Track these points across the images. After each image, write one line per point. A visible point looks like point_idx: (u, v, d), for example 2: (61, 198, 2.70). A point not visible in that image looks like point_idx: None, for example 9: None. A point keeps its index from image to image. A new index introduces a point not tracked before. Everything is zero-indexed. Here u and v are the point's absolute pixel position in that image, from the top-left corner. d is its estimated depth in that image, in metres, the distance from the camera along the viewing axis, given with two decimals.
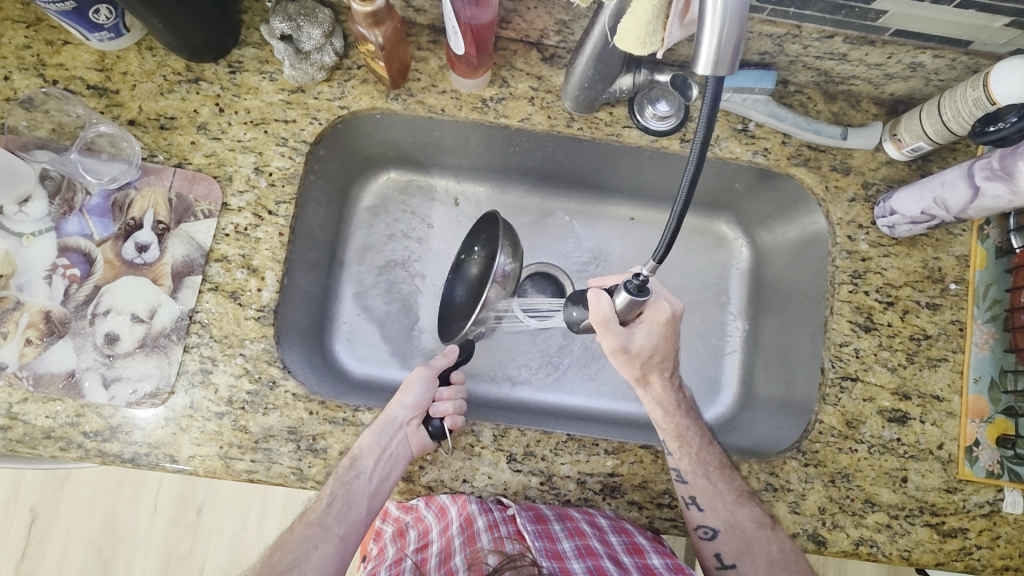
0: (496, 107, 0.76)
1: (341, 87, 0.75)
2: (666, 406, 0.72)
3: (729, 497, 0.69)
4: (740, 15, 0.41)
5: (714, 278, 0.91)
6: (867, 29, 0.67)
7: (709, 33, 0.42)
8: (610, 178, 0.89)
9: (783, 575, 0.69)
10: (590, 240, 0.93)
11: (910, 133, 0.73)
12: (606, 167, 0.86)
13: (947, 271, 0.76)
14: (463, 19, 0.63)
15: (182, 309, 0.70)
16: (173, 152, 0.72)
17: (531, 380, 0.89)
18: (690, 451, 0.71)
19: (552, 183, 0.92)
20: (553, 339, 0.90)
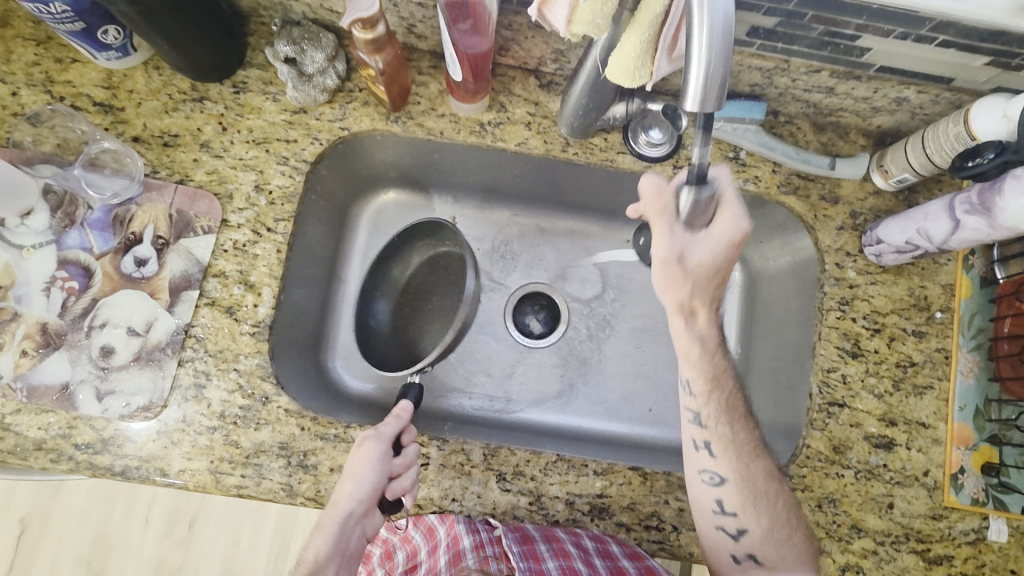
0: (494, 131, 0.78)
1: (342, 108, 0.77)
2: (706, 343, 0.66)
3: (747, 447, 0.69)
4: (726, 53, 0.43)
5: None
6: (853, 65, 0.70)
7: (697, 75, 0.43)
8: (605, 201, 0.91)
9: (784, 531, 0.68)
10: (585, 261, 0.94)
11: (896, 165, 0.75)
12: (601, 190, 0.87)
13: (933, 299, 0.78)
14: (461, 49, 0.64)
15: (178, 323, 0.71)
16: (175, 169, 0.74)
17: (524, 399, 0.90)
18: (720, 396, 0.68)
19: (549, 205, 0.93)
20: (547, 359, 0.91)
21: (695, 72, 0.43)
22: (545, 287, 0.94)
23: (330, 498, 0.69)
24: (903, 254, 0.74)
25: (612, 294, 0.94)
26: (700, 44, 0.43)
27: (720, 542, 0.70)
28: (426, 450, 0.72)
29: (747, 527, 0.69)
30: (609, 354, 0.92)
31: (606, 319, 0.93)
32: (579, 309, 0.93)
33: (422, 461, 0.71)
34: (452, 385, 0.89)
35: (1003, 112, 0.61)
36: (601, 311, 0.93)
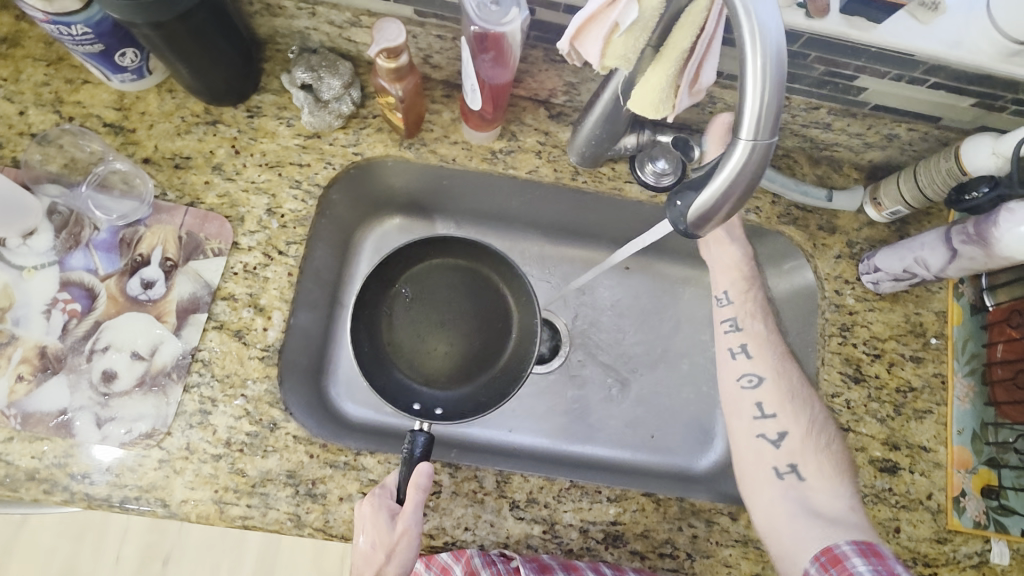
0: (505, 158, 0.80)
1: (356, 134, 0.78)
2: (745, 247, 0.77)
3: (779, 349, 0.74)
4: (781, 82, 0.43)
5: (706, 329, 0.96)
6: (850, 103, 0.74)
7: (753, 102, 0.43)
8: (609, 229, 0.92)
9: (819, 441, 0.71)
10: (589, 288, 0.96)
11: (889, 197, 0.78)
12: (606, 218, 0.89)
13: (928, 325, 0.81)
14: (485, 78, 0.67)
15: (185, 347, 0.69)
16: (185, 191, 0.73)
17: (530, 425, 0.89)
18: (753, 298, 0.76)
19: (553, 232, 0.95)
20: (552, 385, 0.91)
21: (751, 101, 0.43)
22: (550, 313, 0.95)
23: (340, 529, 0.67)
24: (894, 282, 0.78)
25: (616, 320, 0.95)
26: (754, 75, 0.43)
27: (760, 449, 0.71)
28: (438, 478, 0.70)
29: (787, 429, 0.71)
30: (612, 380, 0.93)
31: (610, 345, 0.94)
32: (584, 334, 0.94)
33: (434, 488, 0.70)
34: None
35: (992, 148, 0.65)
36: (605, 337, 0.94)
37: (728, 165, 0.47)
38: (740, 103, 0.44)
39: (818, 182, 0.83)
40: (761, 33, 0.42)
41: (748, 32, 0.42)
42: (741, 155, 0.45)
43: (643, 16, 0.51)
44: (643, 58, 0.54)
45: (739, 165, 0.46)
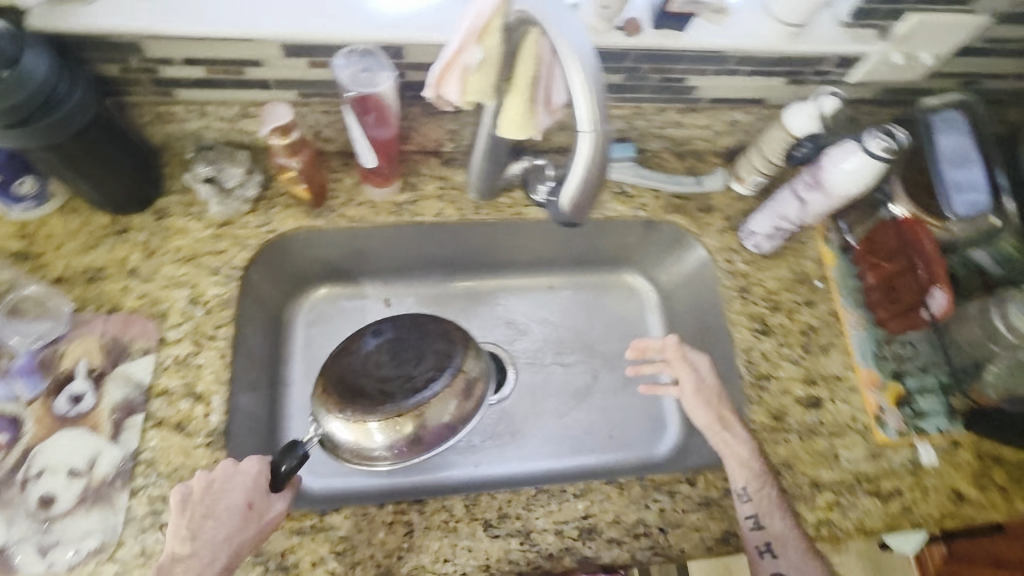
0: (410, 208, 0.87)
1: (265, 214, 0.82)
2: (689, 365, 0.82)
3: (745, 453, 0.77)
4: (599, 84, 0.51)
5: (634, 324, 1.03)
6: (690, 101, 0.86)
7: (584, 101, 0.51)
8: (522, 254, 1.00)
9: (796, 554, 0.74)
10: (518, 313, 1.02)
11: (747, 171, 0.91)
12: (517, 244, 0.97)
13: (810, 272, 0.92)
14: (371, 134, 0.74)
15: (125, 452, 0.68)
16: (103, 301, 0.74)
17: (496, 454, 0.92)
18: (691, 390, 0.81)
19: (474, 268, 1.01)
20: (506, 410, 0.95)
21: (583, 102, 0.51)
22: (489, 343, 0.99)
23: None
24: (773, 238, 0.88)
25: (551, 337, 1.01)
26: (579, 80, 0.51)
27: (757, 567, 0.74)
28: (408, 517, 0.71)
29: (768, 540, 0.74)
30: (560, 392, 0.97)
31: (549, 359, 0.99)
32: (524, 356, 0.99)
33: (406, 529, 0.70)
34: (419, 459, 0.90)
35: (808, 113, 0.78)
36: (543, 352, 1.00)
37: (581, 157, 0.54)
38: (574, 105, 0.51)
39: (687, 172, 0.94)
40: (575, 48, 0.51)
41: (565, 52, 0.50)
42: (590, 146, 0.53)
43: (489, 54, 0.58)
44: (500, 89, 0.62)
45: (590, 155, 0.53)
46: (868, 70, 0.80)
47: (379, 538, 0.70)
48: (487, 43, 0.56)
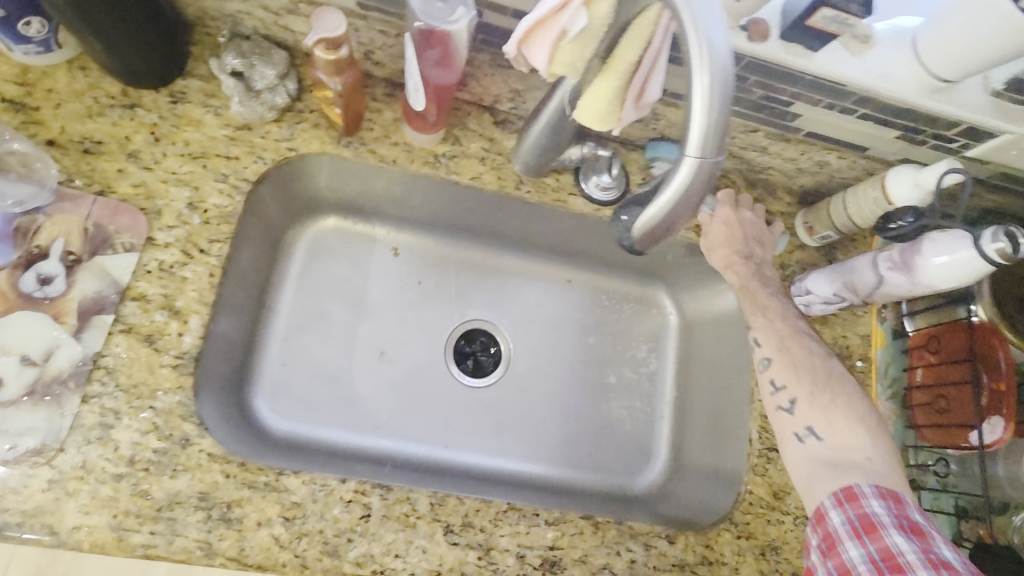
0: (448, 163, 0.75)
1: (290, 129, 0.72)
2: None
3: None
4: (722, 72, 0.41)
5: (644, 345, 1.03)
6: (785, 128, 0.75)
7: (699, 124, 0.41)
8: (537, 238, 1.00)
9: None
10: (533, 298, 1.02)
11: (822, 223, 0.81)
12: (539, 228, 0.97)
13: (854, 348, 0.85)
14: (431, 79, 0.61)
15: (86, 351, 0.62)
16: (95, 179, 0.66)
17: (489, 442, 0.94)
18: None
19: (491, 242, 1.01)
20: (506, 396, 0.97)
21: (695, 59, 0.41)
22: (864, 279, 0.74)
23: (256, 557, 0.62)
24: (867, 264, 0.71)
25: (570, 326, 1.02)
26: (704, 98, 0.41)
27: None
28: (367, 500, 0.67)
29: None
30: (569, 382, 0.99)
31: (542, 348, 1.00)
32: (524, 346, 1.00)
33: (362, 512, 0.66)
34: (389, 422, 0.92)
35: (914, 180, 0.67)
36: (540, 340, 1.01)
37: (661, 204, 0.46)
38: (695, 128, 0.42)
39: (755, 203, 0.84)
40: (711, 49, 0.40)
41: (696, 36, 0.40)
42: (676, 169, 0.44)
43: (592, 23, 0.48)
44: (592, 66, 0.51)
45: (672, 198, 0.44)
46: (993, 148, 0.71)
47: (332, 515, 0.65)
48: (594, 8, 0.46)
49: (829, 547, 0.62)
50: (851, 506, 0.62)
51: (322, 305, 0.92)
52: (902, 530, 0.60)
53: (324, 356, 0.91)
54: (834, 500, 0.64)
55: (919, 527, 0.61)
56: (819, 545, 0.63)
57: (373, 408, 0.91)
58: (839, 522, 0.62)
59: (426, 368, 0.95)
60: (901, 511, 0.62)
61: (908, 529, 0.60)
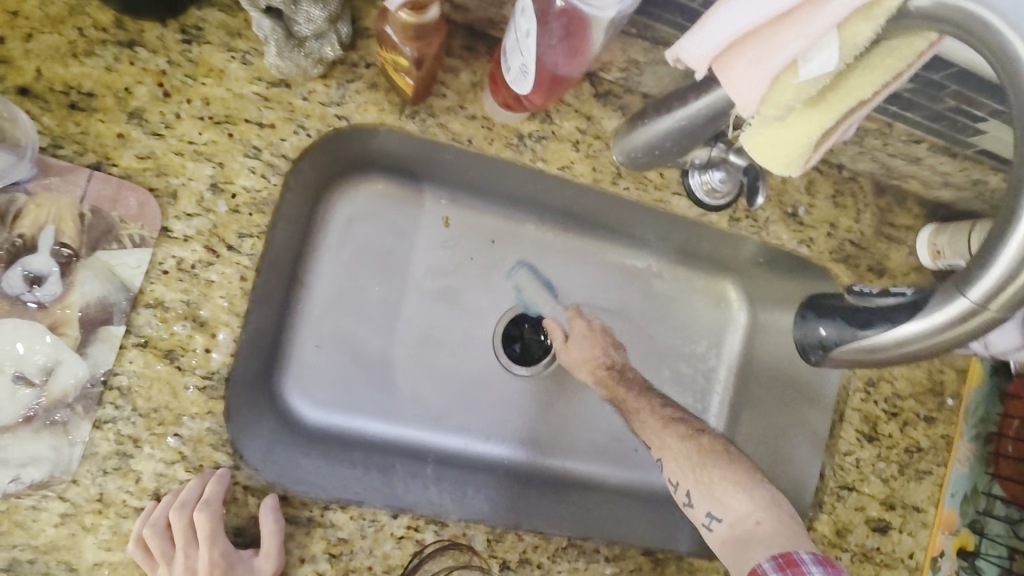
0: (535, 146, 0.62)
1: (341, 89, 0.57)
2: None
3: None
4: None
5: (704, 341, 0.87)
6: (955, 141, 0.63)
7: (996, 272, 0.37)
8: (603, 217, 0.82)
9: None
10: (592, 279, 0.85)
11: (954, 249, 0.70)
12: (607, 208, 0.79)
13: (947, 385, 0.77)
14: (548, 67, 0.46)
15: (93, 370, 0.51)
16: (90, 146, 0.51)
17: (538, 441, 0.84)
18: None
19: (548, 214, 0.84)
20: (558, 384, 0.86)
21: None
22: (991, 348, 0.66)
23: None
24: (1015, 321, 0.63)
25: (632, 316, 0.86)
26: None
27: None
28: (420, 536, 0.60)
29: None
30: None
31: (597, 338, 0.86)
32: None
33: (415, 548, 0.59)
34: (430, 411, 0.81)
35: None
36: None
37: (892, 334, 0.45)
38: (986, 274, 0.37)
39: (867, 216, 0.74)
40: None
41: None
42: (932, 304, 0.42)
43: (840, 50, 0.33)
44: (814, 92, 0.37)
45: (918, 335, 0.43)
46: None
47: (382, 552, 0.58)
48: (847, 33, 0.33)
49: None
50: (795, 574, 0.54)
51: (360, 279, 0.79)
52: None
53: (360, 338, 0.79)
54: (775, 565, 0.56)
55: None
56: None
57: (414, 397, 0.81)
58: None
59: (473, 352, 0.83)
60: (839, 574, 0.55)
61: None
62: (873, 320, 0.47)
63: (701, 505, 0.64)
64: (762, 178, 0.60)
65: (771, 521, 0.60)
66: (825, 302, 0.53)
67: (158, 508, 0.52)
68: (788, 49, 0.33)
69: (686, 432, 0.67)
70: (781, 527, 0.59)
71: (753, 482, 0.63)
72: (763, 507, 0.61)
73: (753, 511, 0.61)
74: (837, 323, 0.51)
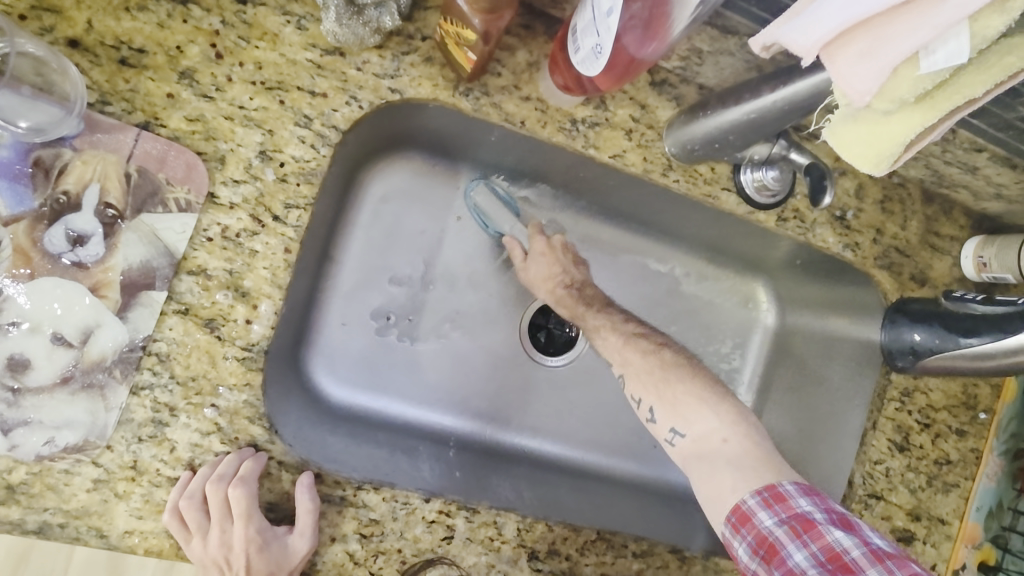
0: (587, 132, 0.61)
1: (395, 61, 0.55)
2: None
3: None
4: None
5: (730, 341, 0.85)
6: (1016, 152, 0.61)
7: None
8: (640, 211, 0.79)
9: None
10: (622, 274, 0.82)
11: (1002, 264, 0.68)
12: (647, 201, 0.76)
13: (981, 399, 0.77)
14: (629, 48, 0.44)
15: (132, 335, 0.50)
16: (138, 105, 0.50)
17: (558, 434, 0.82)
18: None
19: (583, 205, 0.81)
20: (581, 378, 0.84)
21: None
22: None
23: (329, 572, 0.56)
24: None
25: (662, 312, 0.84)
26: None
27: None
28: (451, 521, 0.60)
29: None
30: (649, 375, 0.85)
31: None
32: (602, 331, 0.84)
33: (445, 533, 0.60)
34: (451, 398, 0.80)
35: None
36: None
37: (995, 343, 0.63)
38: None
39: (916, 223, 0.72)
40: None
41: None
42: None
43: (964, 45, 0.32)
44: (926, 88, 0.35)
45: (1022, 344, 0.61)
46: None
47: (413, 535, 0.59)
48: (977, 25, 0.31)
49: (770, 555, 0.51)
50: (782, 507, 0.51)
51: (389, 260, 0.77)
52: (835, 523, 0.51)
53: (385, 318, 0.77)
54: (760, 500, 0.52)
55: (849, 518, 0.52)
56: (754, 552, 0.52)
57: (437, 383, 0.79)
58: (770, 524, 0.51)
59: (498, 342, 0.81)
60: (828, 505, 0.52)
61: (840, 522, 0.51)
62: (975, 328, 0.64)
63: (665, 421, 0.60)
64: (827, 177, 0.53)
65: (737, 440, 0.56)
66: (915, 311, 0.71)
67: (194, 480, 0.52)
68: (907, 40, 0.31)
69: (648, 348, 0.63)
70: (748, 443, 0.55)
71: (718, 398, 0.58)
72: (730, 424, 0.57)
73: (719, 427, 0.57)
74: (937, 331, 0.68)
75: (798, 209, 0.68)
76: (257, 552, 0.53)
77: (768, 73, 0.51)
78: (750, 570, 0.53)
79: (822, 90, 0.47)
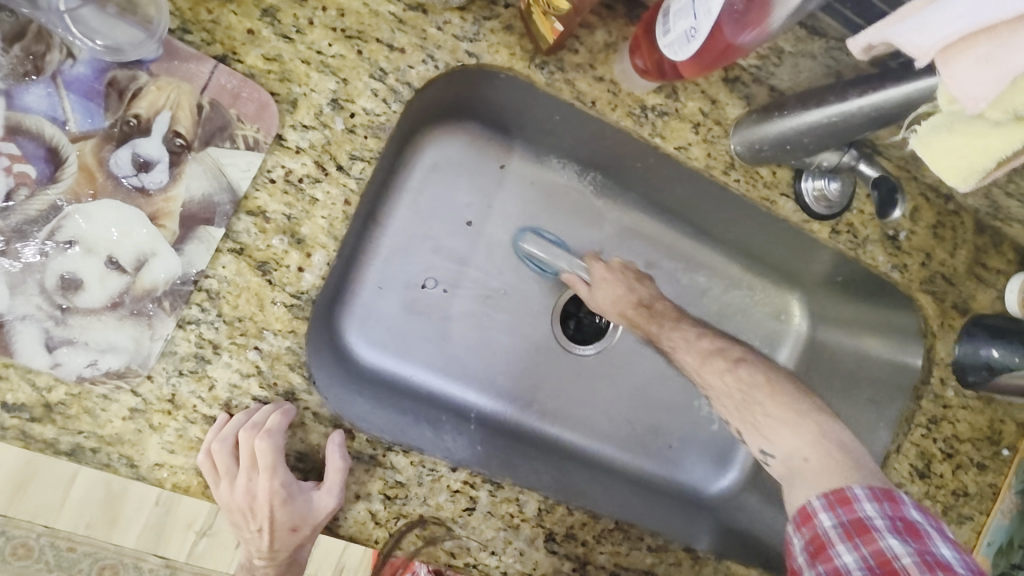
0: (655, 121, 0.60)
1: (476, 25, 0.55)
2: None
3: None
4: None
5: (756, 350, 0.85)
6: None
7: None
8: (686, 211, 0.79)
9: None
10: (661, 272, 0.82)
11: None
12: (694, 202, 0.76)
13: (1005, 435, 0.76)
14: (726, 34, 0.44)
15: (185, 267, 0.49)
16: (217, 37, 0.49)
17: (578, 424, 0.82)
18: None
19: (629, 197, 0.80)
20: (605, 369, 0.83)
21: None
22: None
23: (349, 529, 0.56)
24: None
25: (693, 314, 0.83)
26: None
27: None
28: (474, 493, 0.60)
29: None
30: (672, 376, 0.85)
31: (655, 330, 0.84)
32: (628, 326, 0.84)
33: (467, 505, 0.59)
34: (476, 375, 0.79)
35: None
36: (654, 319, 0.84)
37: None
38: None
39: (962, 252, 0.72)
40: None
41: None
42: None
43: None
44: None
45: None
46: None
47: (436, 502, 0.58)
48: None
49: (817, 549, 0.53)
50: (845, 510, 0.52)
51: (430, 229, 0.76)
52: (894, 531, 0.52)
53: (419, 288, 0.77)
54: (826, 501, 0.53)
55: (915, 527, 0.52)
56: (805, 546, 0.53)
57: (464, 358, 0.78)
58: (828, 525, 0.52)
59: (528, 323, 0.81)
60: (896, 510, 0.53)
61: (903, 530, 0.52)
62: None
63: (750, 441, 0.60)
64: (898, 191, 0.57)
65: (819, 457, 0.55)
66: (993, 324, 0.71)
67: (230, 424, 0.51)
68: None
69: (725, 368, 0.61)
70: (830, 462, 0.54)
71: (812, 419, 0.57)
72: (812, 442, 0.56)
73: (801, 448, 0.56)
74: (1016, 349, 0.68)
75: (851, 224, 0.68)
76: (281, 505, 0.53)
77: (851, 80, 0.53)
78: (796, 560, 0.55)
79: (909, 100, 0.48)
